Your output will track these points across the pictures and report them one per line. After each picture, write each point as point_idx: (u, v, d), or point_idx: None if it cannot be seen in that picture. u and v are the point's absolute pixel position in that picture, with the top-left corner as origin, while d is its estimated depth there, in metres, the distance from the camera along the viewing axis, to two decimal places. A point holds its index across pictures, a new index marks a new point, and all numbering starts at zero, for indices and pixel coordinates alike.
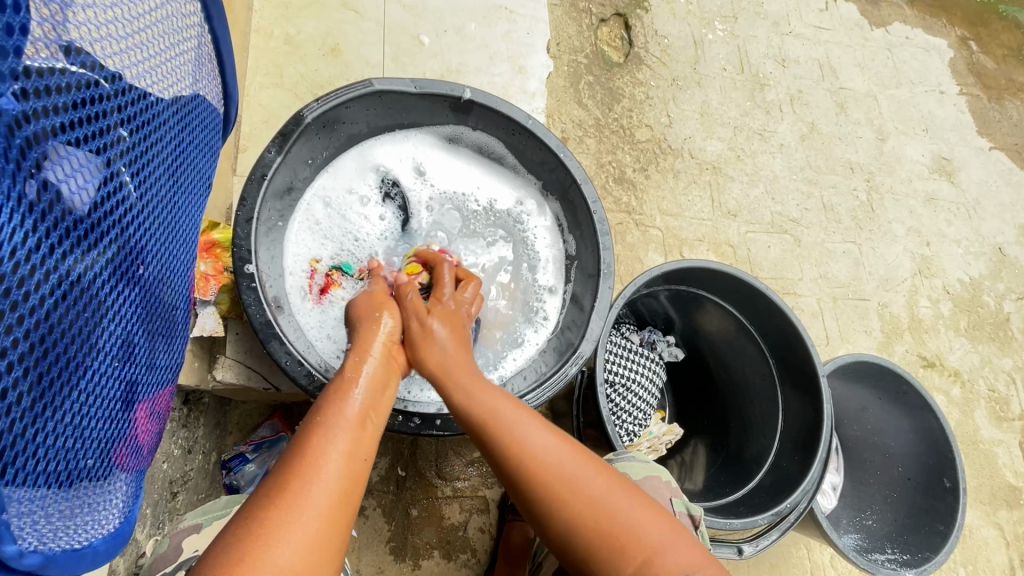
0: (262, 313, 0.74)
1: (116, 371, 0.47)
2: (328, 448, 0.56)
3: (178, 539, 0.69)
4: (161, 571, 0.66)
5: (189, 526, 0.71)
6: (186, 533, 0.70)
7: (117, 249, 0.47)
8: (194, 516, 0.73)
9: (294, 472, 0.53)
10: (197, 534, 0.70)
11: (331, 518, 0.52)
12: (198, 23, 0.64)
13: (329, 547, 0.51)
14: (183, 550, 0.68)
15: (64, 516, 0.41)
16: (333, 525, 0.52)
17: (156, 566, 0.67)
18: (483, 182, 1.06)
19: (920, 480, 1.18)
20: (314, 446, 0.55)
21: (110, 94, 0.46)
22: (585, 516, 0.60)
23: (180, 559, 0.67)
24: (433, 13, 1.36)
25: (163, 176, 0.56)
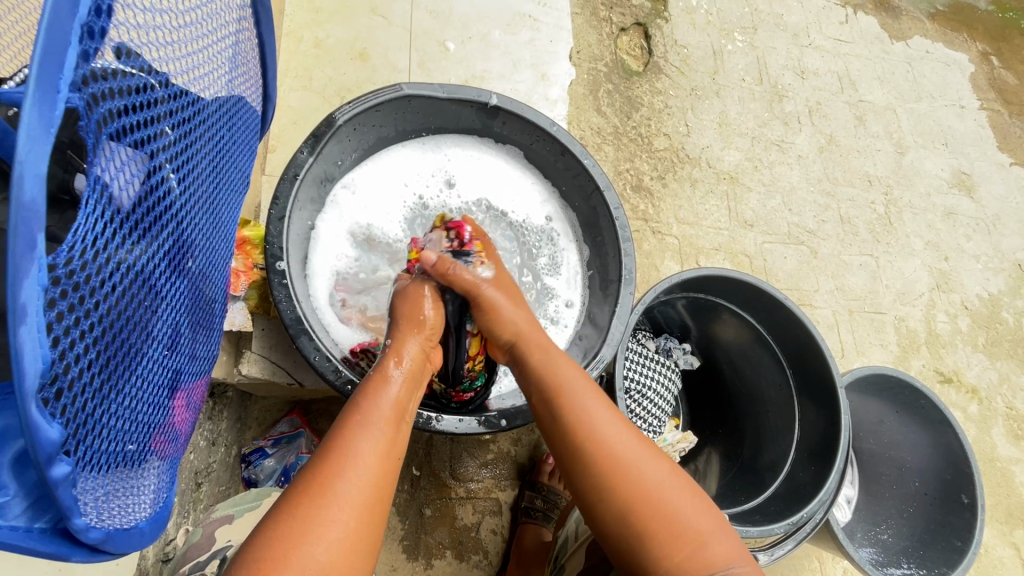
0: (292, 309, 0.76)
1: (165, 360, 0.49)
2: (364, 441, 0.56)
3: (211, 528, 0.71)
4: (196, 560, 0.67)
5: (221, 517, 0.73)
6: (217, 524, 0.72)
7: (169, 242, 0.49)
8: (226, 507, 0.75)
9: (334, 463, 0.53)
10: (230, 525, 0.72)
11: (365, 515, 0.52)
12: (244, 27, 0.66)
13: (364, 537, 0.51)
14: (216, 540, 0.69)
15: (122, 496, 0.43)
16: (365, 527, 0.52)
17: (191, 554, 0.69)
18: (521, 199, 1.06)
19: (937, 495, 1.17)
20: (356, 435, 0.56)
21: (162, 94, 0.48)
22: (629, 504, 0.62)
23: (214, 548, 0.68)
24: (458, 20, 1.38)
25: (206, 174, 0.58)
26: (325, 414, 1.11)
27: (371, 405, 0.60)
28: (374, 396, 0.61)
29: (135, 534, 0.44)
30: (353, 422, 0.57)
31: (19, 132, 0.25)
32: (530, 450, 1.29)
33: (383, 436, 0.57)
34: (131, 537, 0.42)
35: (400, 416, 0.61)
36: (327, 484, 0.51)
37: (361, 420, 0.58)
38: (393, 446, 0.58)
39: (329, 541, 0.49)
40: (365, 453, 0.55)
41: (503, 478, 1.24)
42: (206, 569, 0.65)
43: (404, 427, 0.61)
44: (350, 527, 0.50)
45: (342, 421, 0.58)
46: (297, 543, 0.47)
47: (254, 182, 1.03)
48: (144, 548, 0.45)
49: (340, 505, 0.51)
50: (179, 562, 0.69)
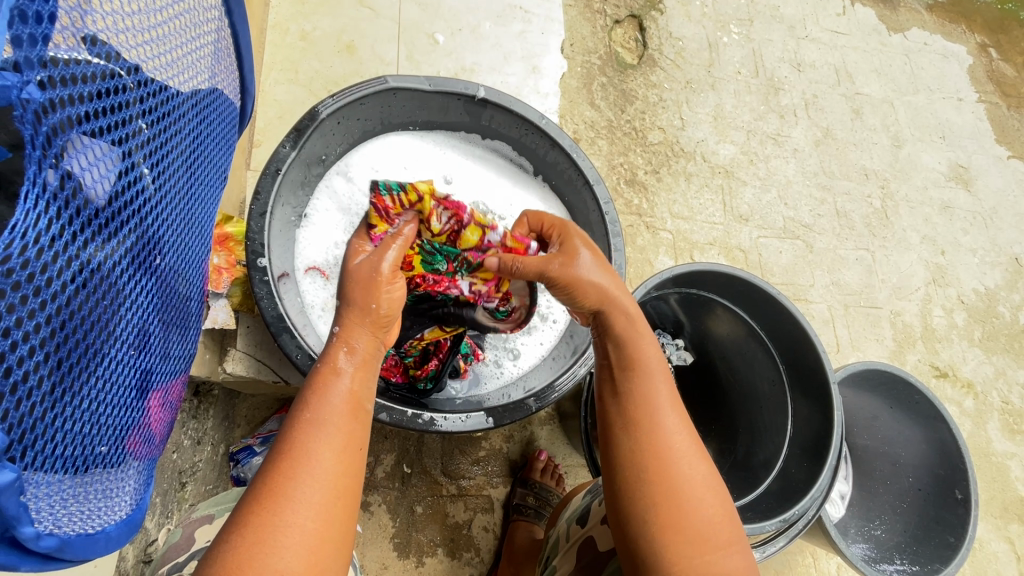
0: (274, 307, 0.75)
1: (133, 361, 0.47)
2: (316, 443, 0.51)
3: (191, 528, 0.70)
4: (174, 561, 0.66)
5: (201, 517, 0.72)
6: (198, 524, 0.71)
7: (137, 238, 0.47)
8: (207, 506, 0.74)
9: (281, 470, 0.49)
10: (210, 525, 0.71)
11: (329, 518, 0.49)
12: (219, 21, 0.65)
13: (331, 539, 0.49)
14: (196, 541, 0.68)
15: (87, 501, 0.42)
16: (331, 529, 0.49)
17: (170, 555, 0.68)
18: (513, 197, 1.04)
19: (931, 491, 1.16)
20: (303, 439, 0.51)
21: (132, 84, 0.47)
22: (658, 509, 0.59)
23: (193, 549, 0.67)
24: (448, 12, 1.36)
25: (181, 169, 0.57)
26: None
27: (320, 400, 0.54)
28: (323, 390, 0.55)
29: (99, 540, 0.42)
30: (305, 421, 0.52)
31: None
32: (523, 446, 1.28)
33: (336, 434, 0.52)
34: (93, 543, 0.41)
35: (358, 404, 0.56)
36: (278, 493, 0.48)
37: (310, 416, 0.53)
38: (350, 441, 0.53)
39: (289, 550, 0.47)
40: (319, 456, 0.51)
41: (495, 475, 1.24)
42: (184, 570, 0.65)
43: (363, 414, 0.56)
44: (310, 535, 0.48)
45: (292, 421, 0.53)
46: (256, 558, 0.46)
47: (238, 177, 1.02)
48: (109, 554, 0.44)
49: (295, 515, 0.48)
50: (158, 563, 0.68)
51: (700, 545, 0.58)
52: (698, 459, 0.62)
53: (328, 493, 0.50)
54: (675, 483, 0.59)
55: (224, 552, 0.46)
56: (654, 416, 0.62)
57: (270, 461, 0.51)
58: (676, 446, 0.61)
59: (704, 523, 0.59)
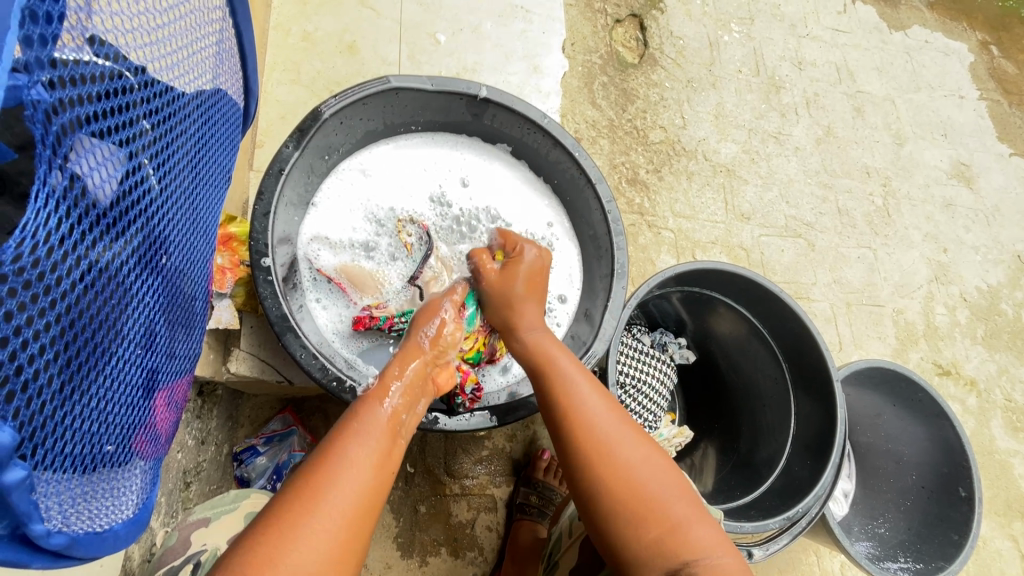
0: (278, 306, 0.75)
1: (139, 360, 0.47)
2: (357, 447, 0.57)
3: (187, 532, 0.71)
4: (170, 564, 0.66)
5: (197, 520, 0.72)
6: (195, 526, 0.71)
7: (143, 237, 0.48)
8: (203, 510, 0.74)
9: (320, 472, 0.54)
10: (205, 528, 0.71)
11: (354, 524, 0.52)
12: (223, 20, 0.65)
13: (355, 540, 0.52)
14: (191, 544, 0.69)
15: (95, 499, 0.42)
16: (356, 533, 0.52)
17: (166, 558, 0.68)
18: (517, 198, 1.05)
19: (934, 488, 1.16)
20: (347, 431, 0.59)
21: (136, 84, 0.47)
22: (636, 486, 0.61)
23: (190, 551, 0.68)
24: (450, 13, 1.36)
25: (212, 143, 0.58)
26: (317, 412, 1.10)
27: (367, 415, 0.61)
28: (367, 405, 0.62)
29: (107, 537, 0.43)
30: (346, 431, 0.58)
31: None
32: (526, 446, 1.29)
33: (378, 443, 0.59)
34: (101, 540, 0.41)
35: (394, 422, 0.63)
36: (314, 493, 0.52)
37: (351, 430, 0.59)
38: (387, 454, 0.59)
39: (314, 543, 0.49)
40: (356, 460, 0.56)
41: (499, 474, 1.24)
42: (179, 574, 0.65)
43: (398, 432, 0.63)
44: (332, 539, 0.50)
45: (336, 430, 0.59)
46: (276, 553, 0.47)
47: (241, 178, 1.02)
48: (117, 552, 0.44)
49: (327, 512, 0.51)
50: (155, 566, 0.68)
51: (648, 523, 0.59)
52: (633, 443, 0.64)
53: (361, 498, 0.54)
54: (615, 461, 0.62)
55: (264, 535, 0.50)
56: (575, 408, 0.67)
57: (308, 466, 0.55)
58: (603, 428, 0.65)
59: (656, 497, 0.60)
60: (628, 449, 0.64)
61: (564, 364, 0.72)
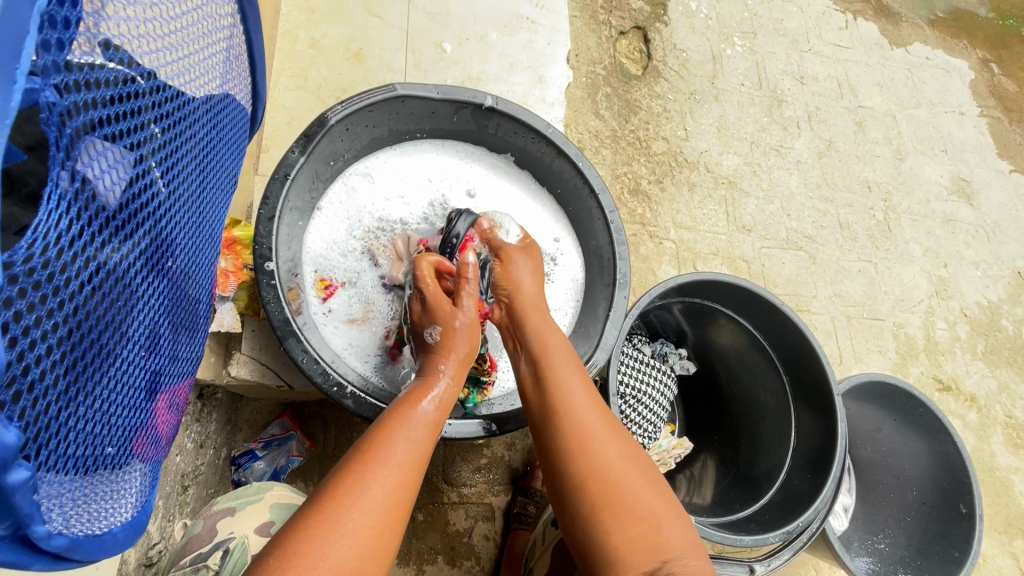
0: (280, 310, 0.75)
1: (142, 362, 0.47)
2: (392, 444, 0.58)
3: (213, 521, 0.71)
4: (197, 552, 0.67)
5: (222, 509, 0.72)
6: (220, 516, 0.71)
7: (149, 240, 0.48)
8: (226, 500, 0.74)
9: (359, 463, 0.55)
10: (231, 518, 0.71)
11: (386, 510, 0.53)
12: (232, 24, 0.65)
13: (393, 527, 0.53)
14: (217, 533, 0.69)
15: (94, 501, 0.42)
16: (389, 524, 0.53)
17: (193, 546, 0.69)
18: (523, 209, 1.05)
19: (935, 504, 1.16)
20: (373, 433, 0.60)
21: (146, 89, 0.47)
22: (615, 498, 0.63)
23: (216, 541, 0.68)
24: (457, 22, 1.38)
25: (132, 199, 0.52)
26: (316, 417, 1.10)
27: (406, 415, 0.63)
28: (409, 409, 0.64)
29: (106, 541, 0.42)
30: (384, 429, 0.60)
31: None
32: (525, 455, 1.28)
33: (412, 435, 0.61)
34: (100, 543, 0.41)
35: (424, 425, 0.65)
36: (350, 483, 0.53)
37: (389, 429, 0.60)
38: (416, 447, 0.60)
39: (349, 532, 0.50)
40: (395, 456, 0.57)
41: (497, 483, 1.23)
42: (209, 561, 0.66)
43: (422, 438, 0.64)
44: (368, 524, 0.51)
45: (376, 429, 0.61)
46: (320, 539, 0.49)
47: (247, 182, 1.03)
48: (116, 555, 0.44)
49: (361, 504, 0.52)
50: (182, 552, 0.69)
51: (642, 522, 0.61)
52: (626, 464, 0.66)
53: (396, 485, 0.55)
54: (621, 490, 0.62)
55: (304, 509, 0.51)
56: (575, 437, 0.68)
57: (344, 462, 0.56)
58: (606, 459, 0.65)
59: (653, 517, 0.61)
60: (636, 478, 0.64)
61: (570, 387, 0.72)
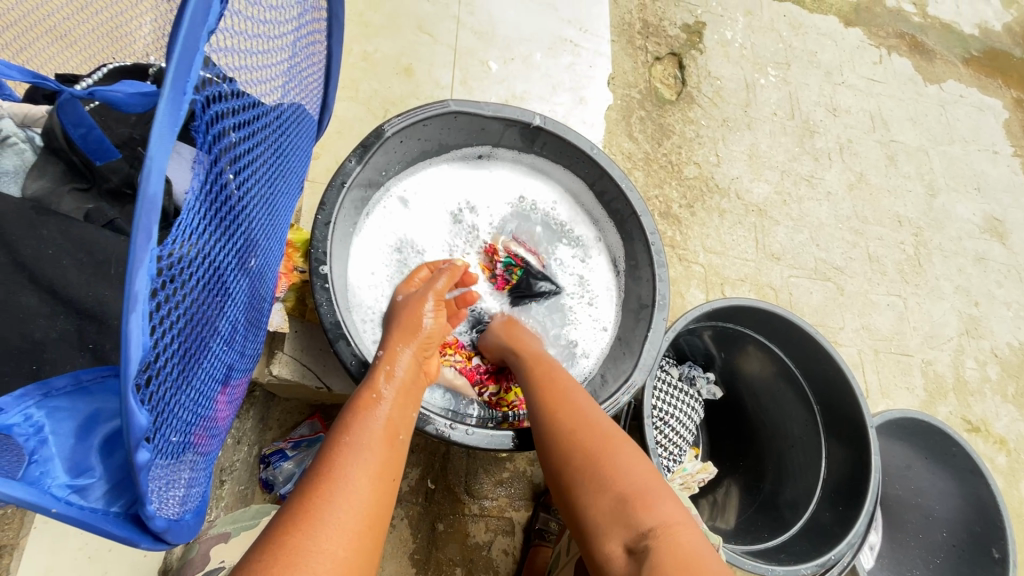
0: (332, 314, 0.77)
1: (220, 355, 0.50)
2: (359, 457, 0.58)
3: (206, 546, 0.75)
4: None
5: (217, 535, 0.76)
6: (213, 541, 0.75)
7: (234, 241, 0.51)
8: (223, 524, 0.78)
9: (326, 478, 0.55)
10: (225, 544, 0.75)
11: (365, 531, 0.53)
12: (307, 37, 0.67)
13: (363, 551, 0.52)
14: (210, 560, 0.73)
15: (175, 488, 0.44)
16: (368, 534, 0.54)
17: (185, 573, 0.72)
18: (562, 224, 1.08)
19: (965, 547, 1.14)
20: (344, 456, 0.57)
21: (234, 97, 0.50)
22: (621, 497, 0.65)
23: (208, 568, 0.72)
24: (502, 42, 1.42)
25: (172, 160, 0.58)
26: None
27: (362, 427, 0.61)
28: (363, 416, 0.63)
29: (186, 526, 0.44)
30: (346, 441, 0.59)
31: (151, 132, 0.26)
32: (546, 472, 1.28)
33: (376, 456, 0.59)
34: (183, 529, 0.42)
35: (391, 438, 0.63)
36: (322, 497, 0.53)
37: (352, 437, 0.60)
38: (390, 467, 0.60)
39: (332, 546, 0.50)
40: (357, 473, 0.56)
41: (518, 497, 1.23)
42: None
43: (395, 444, 0.63)
44: (353, 530, 0.52)
45: (334, 442, 0.60)
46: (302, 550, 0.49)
47: None
48: (192, 540, 0.45)
49: (333, 526, 0.51)
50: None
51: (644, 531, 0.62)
52: (629, 466, 0.69)
53: (369, 493, 0.56)
54: (597, 464, 0.69)
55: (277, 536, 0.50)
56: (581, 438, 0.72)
57: (310, 487, 0.55)
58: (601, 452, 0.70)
59: (651, 505, 0.64)
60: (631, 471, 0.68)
61: (579, 403, 0.77)
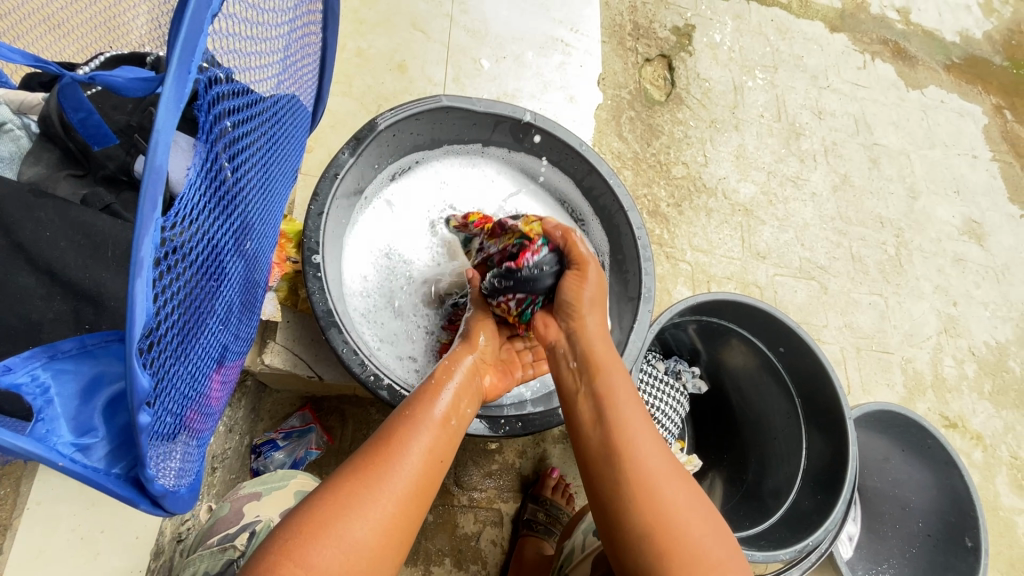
0: (324, 301, 0.78)
1: (215, 335, 0.51)
2: (414, 441, 0.62)
3: (240, 504, 0.75)
4: (225, 532, 0.71)
5: (249, 493, 0.76)
6: (247, 499, 0.75)
7: (229, 224, 0.52)
8: (254, 484, 0.78)
9: (379, 456, 0.59)
10: (258, 501, 0.75)
11: (407, 507, 0.57)
12: (303, 28, 0.69)
13: (397, 533, 0.55)
14: (244, 515, 0.73)
15: (170, 462, 0.45)
16: (403, 517, 0.56)
17: (218, 528, 0.72)
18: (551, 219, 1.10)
19: (939, 536, 1.17)
20: (400, 439, 0.61)
21: (231, 83, 0.51)
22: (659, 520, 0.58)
23: (242, 522, 0.72)
24: (494, 40, 1.44)
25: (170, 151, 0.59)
26: (337, 411, 1.12)
27: (421, 412, 0.65)
28: (423, 404, 0.67)
29: (179, 499, 0.45)
30: (403, 424, 0.63)
31: (157, 105, 0.27)
32: (535, 464, 1.30)
33: (429, 439, 0.63)
34: (176, 500, 0.44)
35: (448, 425, 0.66)
36: (374, 472, 0.57)
37: (410, 423, 0.63)
38: (440, 448, 0.64)
39: (370, 521, 0.54)
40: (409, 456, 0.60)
41: (506, 489, 1.25)
42: (235, 541, 0.69)
43: (452, 430, 0.67)
44: (392, 514, 0.55)
45: (394, 422, 0.64)
46: (339, 519, 0.52)
47: None
48: (186, 513, 0.46)
49: (372, 505, 0.55)
50: (208, 534, 0.73)
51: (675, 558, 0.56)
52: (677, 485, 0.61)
53: (414, 477, 0.59)
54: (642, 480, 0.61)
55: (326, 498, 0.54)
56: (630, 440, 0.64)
57: (364, 459, 0.59)
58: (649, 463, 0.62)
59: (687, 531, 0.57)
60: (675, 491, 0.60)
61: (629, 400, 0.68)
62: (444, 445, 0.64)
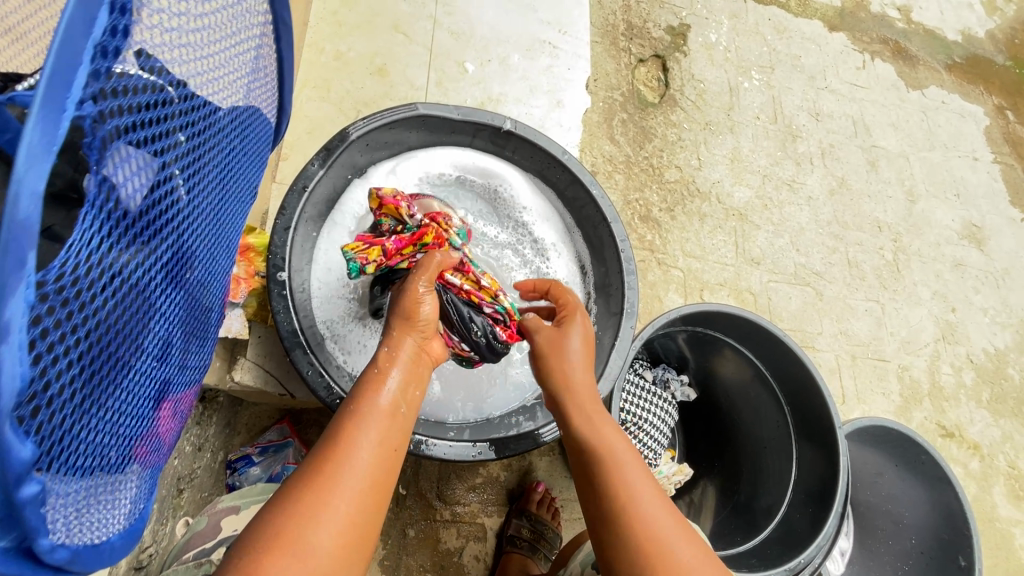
0: (289, 321, 0.75)
1: (152, 372, 0.48)
2: (363, 436, 0.56)
3: (217, 518, 0.75)
4: (201, 547, 0.71)
5: (227, 507, 0.76)
6: (224, 513, 0.75)
7: (170, 253, 0.49)
8: (232, 498, 0.78)
9: (329, 458, 0.53)
10: (236, 515, 0.75)
11: (364, 505, 0.53)
12: (262, 35, 0.66)
13: (359, 538, 0.52)
14: (223, 529, 0.73)
15: (98, 512, 0.42)
16: (362, 520, 0.52)
17: (195, 542, 0.72)
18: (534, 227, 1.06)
19: (932, 554, 1.15)
20: (348, 437, 0.56)
21: (176, 98, 0.47)
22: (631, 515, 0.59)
23: (220, 537, 0.72)
24: (480, 42, 1.40)
25: None
26: (315, 425, 1.09)
27: (367, 404, 0.59)
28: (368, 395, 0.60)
29: (104, 551, 0.42)
30: (348, 418, 0.57)
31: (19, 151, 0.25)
32: (520, 477, 1.27)
33: (377, 432, 0.57)
34: (99, 554, 0.41)
35: (397, 414, 0.61)
36: (325, 476, 0.52)
37: (357, 416, 0.58)
38: (390, 439, 0.58)
39: (330, 526, 0.50)
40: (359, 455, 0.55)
41: (490, 503, 1.22)
42: (213, 555, 0.70)
43: (401, 419, 0.61)
44: (349, 516, 0.51)
45: (338, 418, 0.58)
46: (298, 532, 0.48)
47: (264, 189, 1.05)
48: (114, 565, 0.43)
49: (329, 513, 0.50)
50: (182, 549, 0.72)
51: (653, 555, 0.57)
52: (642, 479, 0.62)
53: (368, 478, 0.54)
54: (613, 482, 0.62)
55: (277, 510, 0.50)
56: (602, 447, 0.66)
57: (312, 462, 0.54)
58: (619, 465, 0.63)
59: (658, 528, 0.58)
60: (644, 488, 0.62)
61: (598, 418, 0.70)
62: (395, 439, 0.59)
